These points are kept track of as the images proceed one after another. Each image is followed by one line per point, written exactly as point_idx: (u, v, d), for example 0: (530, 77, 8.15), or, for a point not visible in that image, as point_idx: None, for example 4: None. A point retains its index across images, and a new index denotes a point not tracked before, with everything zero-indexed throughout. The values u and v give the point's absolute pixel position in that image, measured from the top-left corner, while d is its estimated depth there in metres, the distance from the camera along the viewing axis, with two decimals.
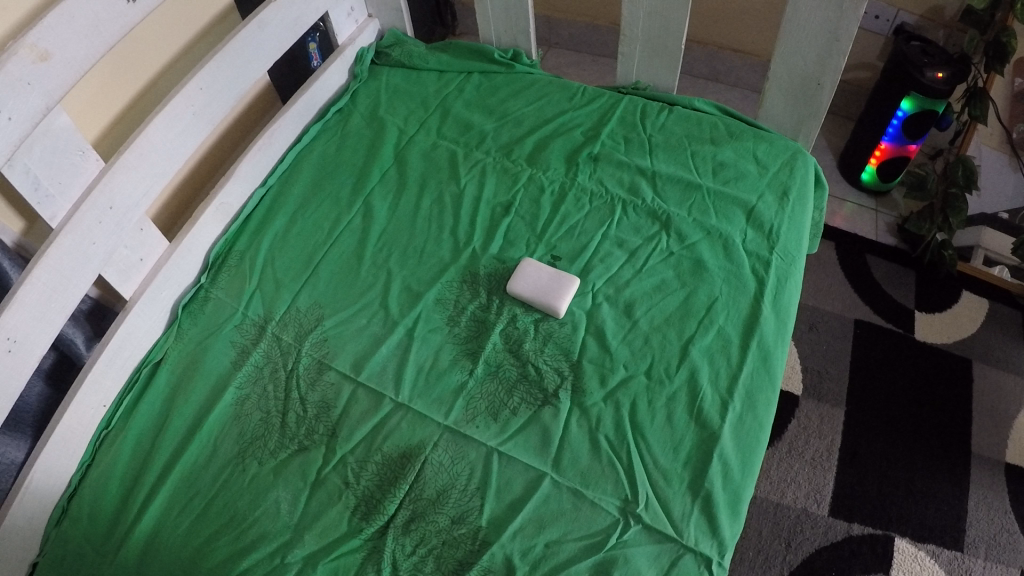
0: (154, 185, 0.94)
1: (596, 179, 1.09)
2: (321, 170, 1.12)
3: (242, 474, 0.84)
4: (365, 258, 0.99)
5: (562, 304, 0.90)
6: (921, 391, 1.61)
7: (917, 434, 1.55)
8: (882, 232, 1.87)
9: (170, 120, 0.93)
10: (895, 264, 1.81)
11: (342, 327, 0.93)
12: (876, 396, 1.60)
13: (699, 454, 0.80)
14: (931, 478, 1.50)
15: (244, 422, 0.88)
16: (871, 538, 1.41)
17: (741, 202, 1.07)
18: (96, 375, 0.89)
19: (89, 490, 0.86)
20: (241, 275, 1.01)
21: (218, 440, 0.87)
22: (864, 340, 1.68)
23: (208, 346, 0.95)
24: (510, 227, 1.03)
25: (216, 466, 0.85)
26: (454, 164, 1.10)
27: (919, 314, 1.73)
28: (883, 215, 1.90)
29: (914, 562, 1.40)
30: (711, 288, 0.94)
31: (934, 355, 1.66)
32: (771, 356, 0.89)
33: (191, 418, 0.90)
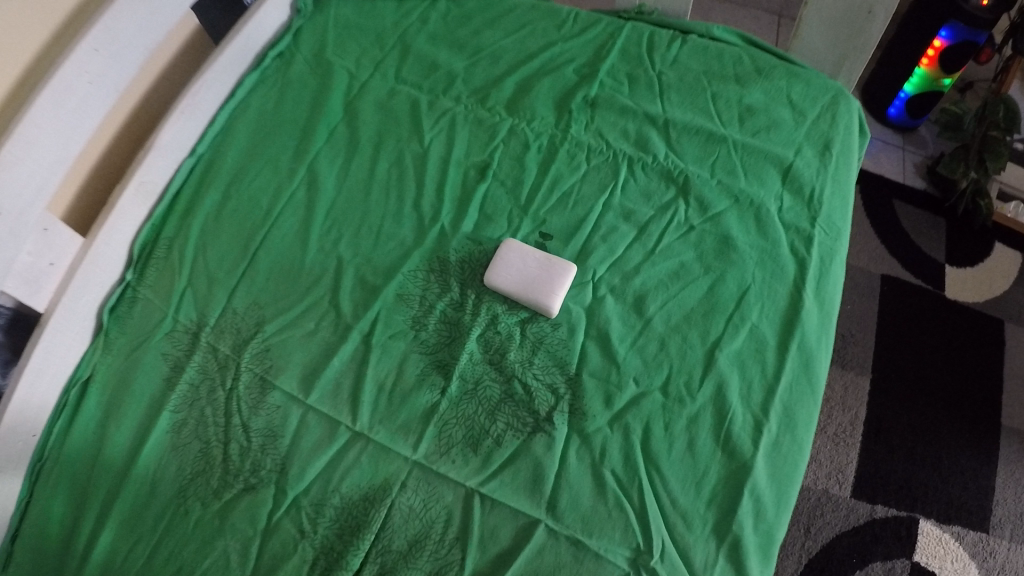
0: (53, 175, 0.72)
1: (594, 131, 0.89)
2: (257, 133, 0.91)
3: (184, 519, 0.70)
4: (310, 240, 0.80)
5: (555, 302, 0.73)
6: (949, 357, 1.46)
7: (945, 404, 1.41)
8: (910, 175, 1.65)
9: (59, 93, 0.71)
10: (925, 212, 1.61)
11: (285, 334, 0.76)
12: (903, 363, 1.45)
13: (727, 491, 0.65)
14: (959, 454, 1.37)
15: (183, 455, 0.73)
16: (895, 521, 1.30)
17: (776, 158, 0.87)
18: (17, 406, 0.72)
19: (31, 532, 0.73)
20: (169, 271, 0.83)
21: (157, 477, 0.73)
22: (892, 300, 1.51)
23: (139, 360, 0.78)
24: (487, 196, 0.83)
25: (157, 506, 0.71)
26: (417, 115, 0.89)
27: (949, 268, 1.55)
28: (911, 154, 1.67)
29: (938, 546, 1.29)
30: (740, 274, 0.76)
31: (965, 315, 1.51)
32: (813, 360, 0.72)
33: (125, 451, 0.75)
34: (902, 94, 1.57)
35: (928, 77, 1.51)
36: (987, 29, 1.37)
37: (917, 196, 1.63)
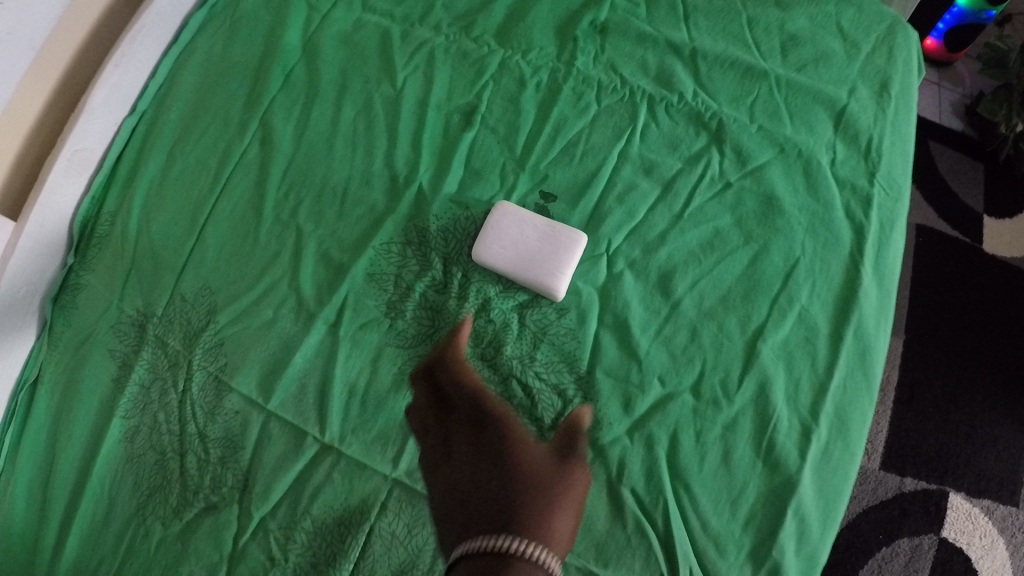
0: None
1: (605, 64, 0.73)
2: (203, 79, 0.76)
3: (144, 542, 0.61)
4: (265, 208, 0.67)
5: (561, 283, 0.60)
6: (988, 311, 1.23)
7: (981, 365, 1.19)
8: (945, 114, 1.36)
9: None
10: (961, 154, 1.33)
11: (241, 324, 0.63)
12: (937, 318, 1.22)
13: (768, 510, 0.55)
14: (994, 421, 1.16)
15: (138, 467, 0.63)
16: (923, 495, 1.11)
17: (827, 99, 0.72)
18: None
19: None
20: (114, 248, 0.69)
21: (113, 493, 0.63)
22: (926, 248, 1.27)
23: (85, 357, 0.67)
24: (475, 149, 0.68)
25: (116, 526, 0.62)
26: (388, 50, 0.73)
27: (987, 219, 1.29)
28: (946, 91, 1.38)
29: (968, 520, 1.11)
30: (787, 246, 0.63)
31: (1007, 265, 1.26)
32: (872, 351, 0.60)
33: (77, 463, 0.64)
34: (942, 23, 1.29)
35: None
36: None
37: (952, 135, 1.35)
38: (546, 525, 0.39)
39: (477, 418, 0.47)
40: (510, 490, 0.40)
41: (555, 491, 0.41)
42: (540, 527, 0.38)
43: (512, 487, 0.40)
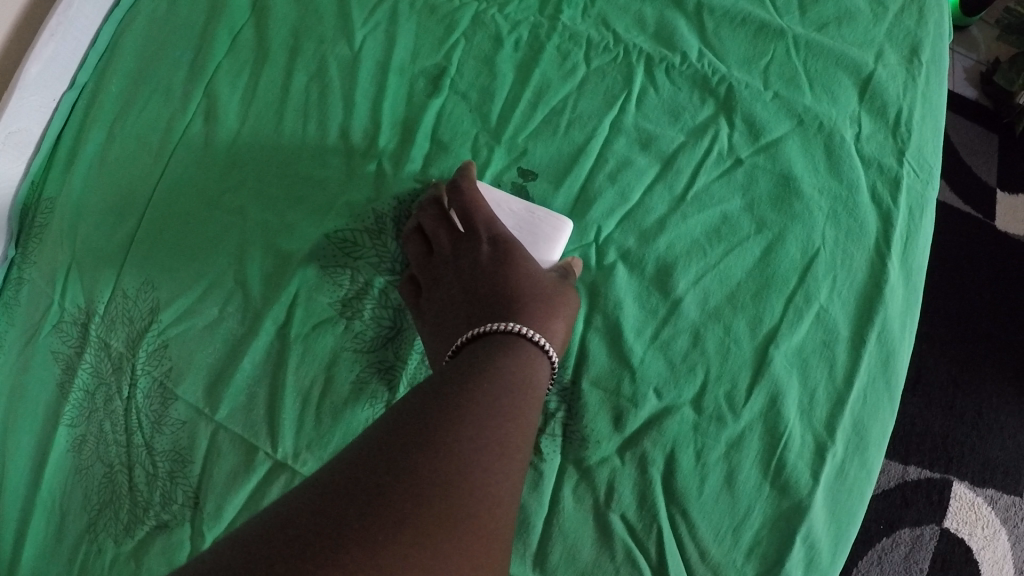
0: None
1: (595, 18, 0.64)
2: (145, 45, 0.66)
3: (97, 562, 0.54)
4: (209, 189, 0.58)
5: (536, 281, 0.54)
6: (1005, 294, 1.15)
7: (994, 351, 1.12)
8: (960, 82, 1.27)
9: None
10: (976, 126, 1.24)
11: (186, 323, 0.55)
12: (944, 301, 1.16)
13: (774, 536, 0.48)
14: (1003, 409, 1.10)
15: (88, 480, 0.56)
16: (927, 483, 1.05)
17: (851, 64, 0.63)
18: None
19: None
20: (52, 239, 0.61)
21: (64, 507, 0.56)
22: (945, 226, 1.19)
23: (29, 361, 0.59)
24: (446, 119, 0.60)
25: (62, 548, 0.55)
26: (345, 2, 0.64)
27: (1001, 195, 1.20)
28: (960, 58, 1.28)
29: (971, 511, 1.05)
30: (805, 234, 0.55)
31: None
32: (895, 356, 0.53)
33: (28, 478, 0.57)
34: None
35: None
36: None
37: (966, 105, 1.26)
38: (548, 323, 0.47)
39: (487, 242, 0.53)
40: (515, 298, 0.48)
41: (556, 302, 0.48)
42: (544, 328, 0.46)
43: (520, 298, 0.47)
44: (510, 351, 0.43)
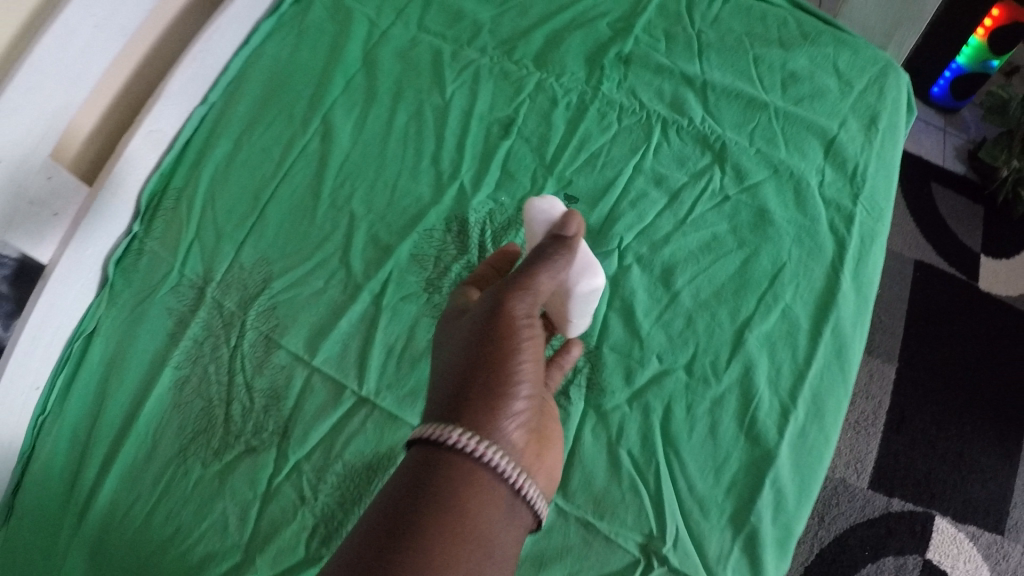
0: (53, 124, 0.63)
1: (627, 90, 0.84)
2: (271, 79, 0.84)
3: (184, 480, 0.65)
4: (323, 193, 0.76)
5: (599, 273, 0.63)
6: (981, 353, 1.39)
7: (973, 401, 1.34)
8: (950, 158, 1.58)
9: (65, 37, 0.61)
10: (963, 197, 1.54)
11: (294, 292, 0.71)
12: (931, 353, 1.38)
13: (748, 478, 0.61)
14: (981, 452, 1.31)
15: (184, 414, 0.67)
16: (910, 516, 1.24)
17: (819, 129, 0.81)
18: (17, 362, 0.67)
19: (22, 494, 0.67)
20: (177, 221, 0.75)
21: (157, 436, 0.67)
22: (926, 291, 1.44)
23: (143, 315, 0.71)
24: (511, 154, 0.78)
25: (156, 467, 0.66)
26: (439, 65, 0.84)
27: (984, 259, 1.48)
28: (951, 137, 1.60)
29: (953, 545, 1.23)
30: (775, 252, 0.71)
31: (1000, 309, 1.43)
32: (847, 348, 0.67)
33: (129, 406, 0.69)
34: (948, 72, 1.51)
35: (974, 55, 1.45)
36: None
37: (956, 180, 1.56)
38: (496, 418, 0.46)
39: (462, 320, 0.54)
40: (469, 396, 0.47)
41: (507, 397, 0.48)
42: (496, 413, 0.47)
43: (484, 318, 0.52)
44: (449, 469, 0.43)
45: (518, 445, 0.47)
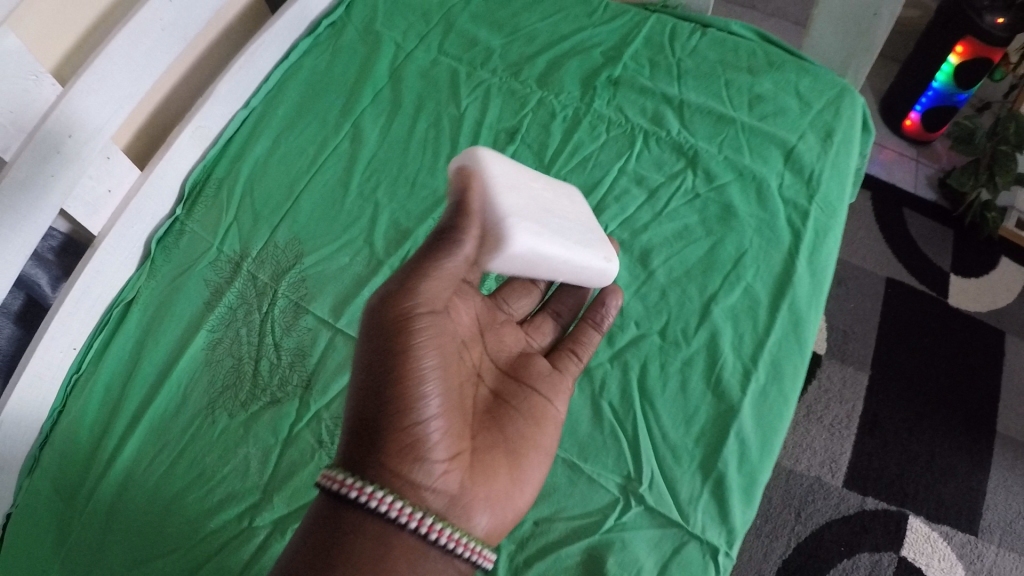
0: (119, 110, 0.74)
1: (615, 107, 0.95)
2: (308, 90, 0.95)
3: (210, 428, 0.73)
4: (351, 186, 0.87)
5: (527, 235, 0.59)
6: (949, 362, 1.47)
7: (943, 406, 1.42)
8: (922, 185, 1.70)
9: (134, 37, 0.72)
10: (933, 221, 1.65)
11: (322, 267, 0.81)
12: (902, 363, 1.46)
13: (715, 429, 0.70)
14: (952, 456, 1.37)
15: (215, 370, 0.75)
16: (885, 514, 1.29)
17: (779, 140, 0.92)
18: (62, 318, 0.75)
19: (59, 439, 0.74)
20: (216, 207, 0.86)
21: (188, 390, 0.75)
22: (896, 303, 1.53)
23: (182, 285, 0.81)
24: (515, 157, 0.90)
25: (185, 417, 0.74)
26: (456, 83, 0.96)
27: (954, 277, 1.58)
28: (923, 167, 1.73)
29: (926, 543, 1.28)
30: (739, 239, 0.82)
31: (967, 323, 1.52)
32: (803, 320, 0.77)
33: (165, 364, 0.77)
34: (931, 89, 1.58)
35: (940, 93, 1.58)
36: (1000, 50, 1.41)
37: (927, 205, 1.68)
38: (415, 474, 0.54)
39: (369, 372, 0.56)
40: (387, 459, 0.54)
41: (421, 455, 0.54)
42: (415, 468, 0.54)
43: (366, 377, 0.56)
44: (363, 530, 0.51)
45: (442, 487, 0.56)
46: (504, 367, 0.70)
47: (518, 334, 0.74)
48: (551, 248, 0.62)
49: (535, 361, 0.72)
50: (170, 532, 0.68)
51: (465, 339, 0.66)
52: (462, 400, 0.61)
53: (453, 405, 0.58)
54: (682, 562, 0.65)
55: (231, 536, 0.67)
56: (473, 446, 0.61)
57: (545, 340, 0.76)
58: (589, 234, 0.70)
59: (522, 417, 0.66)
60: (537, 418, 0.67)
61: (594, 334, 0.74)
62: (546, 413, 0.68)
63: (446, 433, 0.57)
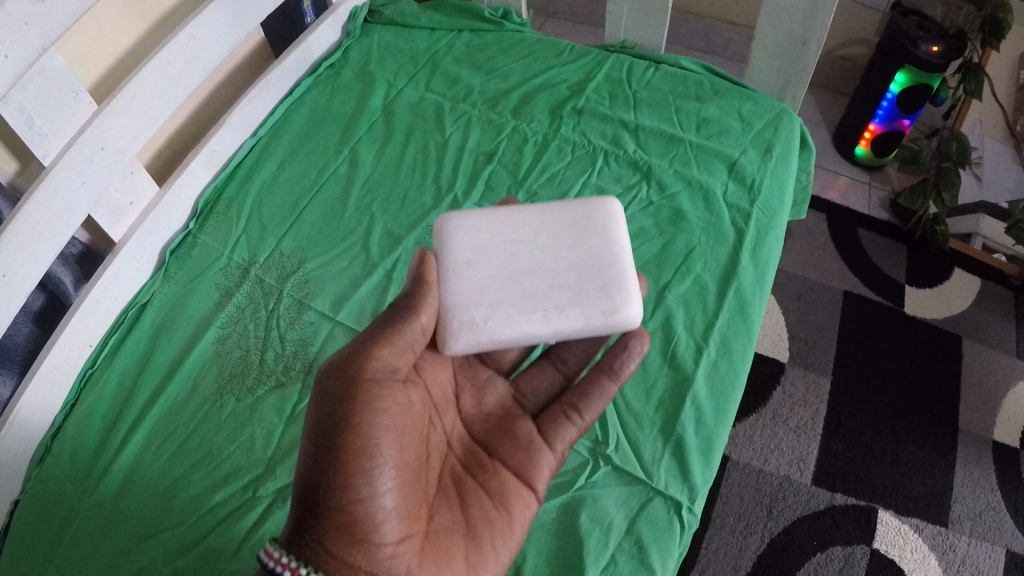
0: (145, 129, 0.86)
1: (579, 131, 1.05)
2: (312, 122, 1.07)
3: (218, 412, 0.80)
4: (349, 202, 0.97)
5: (461, 330, 0.69)
6: (909, 363, 1.53)
7: (905, 406, 1.48)
8: (875, 207, 1.79)
9: (161, 66, 0.85)
10: (887, 238, 1.72)
11: (323, 269, 0.90)
12: (864, 368, 1.52)
13: (672, 398, 0.81)
14: (917, 453, 1.42)
15: (224, 360, 0.84)
16: (854, 509, 1.35)
17: (723, 156, 1.02)
18: (82, 317, 0.84)
19: (74, 427, 0.81)
20: (225, 222, 0.96)
21: (198, 379, 0.83)
22: (854, 313, 1.60)
23: (194, 288, 0.90)
24: (492, 174, 1.01)
25: (194, 403, 0.81)
26: (441, 115, 1.07)
27: (910, 288, 1.64)
28: (876, 189, 1.83)
29: (898, 536, 1.33)
30: (689, 237, 0.93)
31: (924, 329, 1.58)
32: (749, 305, 0.87)
33: (177, 357, 0.85)
34: (885, 102, 1.65)
35: (889, 117, 1.68)
36: (939, 76, 1.52)
37: (879, 223, 1.75)
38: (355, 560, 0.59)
39: (318, 450, 0.61)
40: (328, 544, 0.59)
41: (364, 539, 0.59)
42: (356, 554, 0.59)
43: (314, 464, 0.61)
44: None
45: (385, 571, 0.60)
46: (476, 436, 0.77)
47: (504, 394, 0.81)
48: (496, 335, 0.69)
49: (518, 426, 0.77)
50: (178, 507, 0.75)
51: (427, 411, 0.73)
52: (416, 483, 0.66)
53: (401, 492, 0.62)
54: (648, 516, 0.74)
55: (233, 508, 0.74)
56: (429, 529, 0.66)
57: (545, 395, 0.81)
58: (590, 285, 0.71)
59: (484, 493, 0.72)
60: (504, 495, 0.71)
61: (612, 383, 0.76)
62: (515, 488, 0.72)
63: (392, 521, 0.61)
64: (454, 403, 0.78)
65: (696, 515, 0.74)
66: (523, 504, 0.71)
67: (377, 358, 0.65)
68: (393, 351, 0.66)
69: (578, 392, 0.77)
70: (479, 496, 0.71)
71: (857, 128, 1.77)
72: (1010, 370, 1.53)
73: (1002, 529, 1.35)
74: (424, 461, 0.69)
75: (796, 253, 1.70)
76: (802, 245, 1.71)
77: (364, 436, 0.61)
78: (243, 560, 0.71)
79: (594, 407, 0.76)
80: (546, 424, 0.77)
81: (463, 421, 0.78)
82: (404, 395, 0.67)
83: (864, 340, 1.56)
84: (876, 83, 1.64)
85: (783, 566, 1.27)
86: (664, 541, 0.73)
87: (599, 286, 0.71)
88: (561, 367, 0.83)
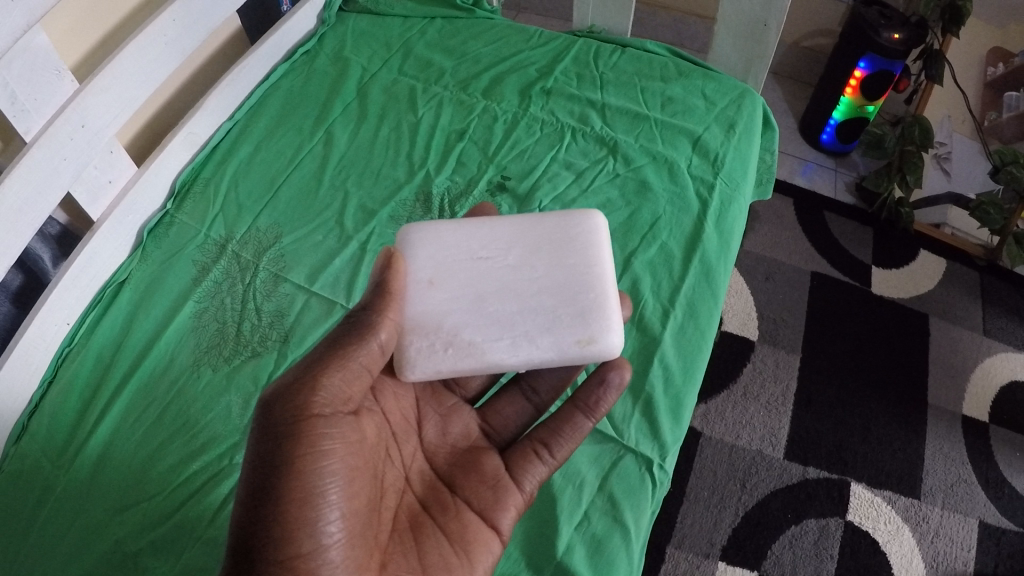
0: (124, 109, 0.87)
1: (548, 109, 1.09)
2: (286, 106, 1.09)
3: (196, 382, 0.82)
4: (324, 181, 0.99)
5: (422, 355, 0.69)
6: (877, 341, 1.58)
7: (875, 382, 1.52)
8: (841, 191, 1.85)
9: (141, 47, 0.87)
10: (853, 222, 1.78)
11: (299, 244, 0.92)
12: (832, 347, 1.56)
13: (640, 359, 0.83)
14: (887, 427, 1.47)
15: (200, 334, 0.85)
16: (827, 483, 1.38)
17: (688, 132, 1.05)
18: (60, 294, 0.84)
19: (50, 404, 0.82)
20: (202, 203, 0.97)
21: (175, 352, 0.84)
22: (823, 293, 1.64)
23: (170, 266, 0.91)
24: (463, 151, 1.03)
25: (171, 376, 0.82)
26: (414, 96, 1.10)
27: (876, 269, 1.69)
28: (842, 175, 1.89)
29: (871, 507, 1.36)
30: (654, 208, 0.96)
31: (891, 309, 1.63)
32: (713, 270, 0.90)
33: (153, 333, 0.86)
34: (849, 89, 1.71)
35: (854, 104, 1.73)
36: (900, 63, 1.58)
37: (846, 208, 1.81)
38: None
39: (256, 497, 0.58)
40: None
41: None
42: None
43: (251, 513, 0.58)
44: None
45: None
46: (438, 470, 0.76)
47: (471, 423, 0.81)
48: (459, 360, 0.68)
49: (485, 461, 0.76)
50: (155, 477, 0.76)
51: (382, 444, 0.72)
52: (366, 530, 0.63)
53: (347, 543, 0.60)
54: (619, 473, 0.77)
55: (209, 477, 0.75)
56: None
57: (513, 428, 0.81)
58: (563, 311, 0.70)
59: (443, 535, 0.70)
60: (464, 538, 0.70)
61: (587, 420, 0.76)
62: (478, 531, 0.70)
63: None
64: (416, 432, 0.78)
65: (667, 472, 0.77)
66: (485, 547, 0.69)
67: (324, 390, 0.62)
68: (344, 379, 0.63)
69: (548, 430, 0.76)
70: (437, 537, 0.70)
71: (823, 116, 1.83)
72: (974, 344, 1.59)
73: (972, 499, 1.39)
74: (376, 502, 0.68)
75: (767, 236, 1.74)
76: (772, 228, 1.76)
77: (307, 483, 0.59)
78: (220, 527, 0.72)
79: (566, 446, 0.75)
80: (513, 461, 0.76)
81: (425, 451, 0.77)
82: (354, 431, 0.65)
83: (832, 321, 1.60)
84: (839, 71, 1.69)
85: (760, 540, 1.30)
86: (636, 496, 0.75)
87: (573, 313, 0.70)
88: (532, 398, 0.83)
